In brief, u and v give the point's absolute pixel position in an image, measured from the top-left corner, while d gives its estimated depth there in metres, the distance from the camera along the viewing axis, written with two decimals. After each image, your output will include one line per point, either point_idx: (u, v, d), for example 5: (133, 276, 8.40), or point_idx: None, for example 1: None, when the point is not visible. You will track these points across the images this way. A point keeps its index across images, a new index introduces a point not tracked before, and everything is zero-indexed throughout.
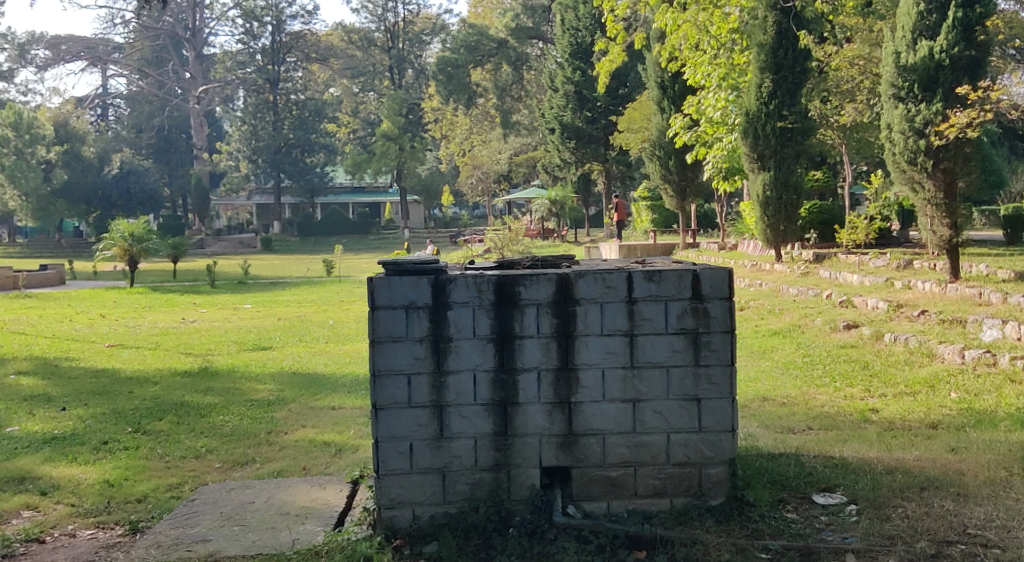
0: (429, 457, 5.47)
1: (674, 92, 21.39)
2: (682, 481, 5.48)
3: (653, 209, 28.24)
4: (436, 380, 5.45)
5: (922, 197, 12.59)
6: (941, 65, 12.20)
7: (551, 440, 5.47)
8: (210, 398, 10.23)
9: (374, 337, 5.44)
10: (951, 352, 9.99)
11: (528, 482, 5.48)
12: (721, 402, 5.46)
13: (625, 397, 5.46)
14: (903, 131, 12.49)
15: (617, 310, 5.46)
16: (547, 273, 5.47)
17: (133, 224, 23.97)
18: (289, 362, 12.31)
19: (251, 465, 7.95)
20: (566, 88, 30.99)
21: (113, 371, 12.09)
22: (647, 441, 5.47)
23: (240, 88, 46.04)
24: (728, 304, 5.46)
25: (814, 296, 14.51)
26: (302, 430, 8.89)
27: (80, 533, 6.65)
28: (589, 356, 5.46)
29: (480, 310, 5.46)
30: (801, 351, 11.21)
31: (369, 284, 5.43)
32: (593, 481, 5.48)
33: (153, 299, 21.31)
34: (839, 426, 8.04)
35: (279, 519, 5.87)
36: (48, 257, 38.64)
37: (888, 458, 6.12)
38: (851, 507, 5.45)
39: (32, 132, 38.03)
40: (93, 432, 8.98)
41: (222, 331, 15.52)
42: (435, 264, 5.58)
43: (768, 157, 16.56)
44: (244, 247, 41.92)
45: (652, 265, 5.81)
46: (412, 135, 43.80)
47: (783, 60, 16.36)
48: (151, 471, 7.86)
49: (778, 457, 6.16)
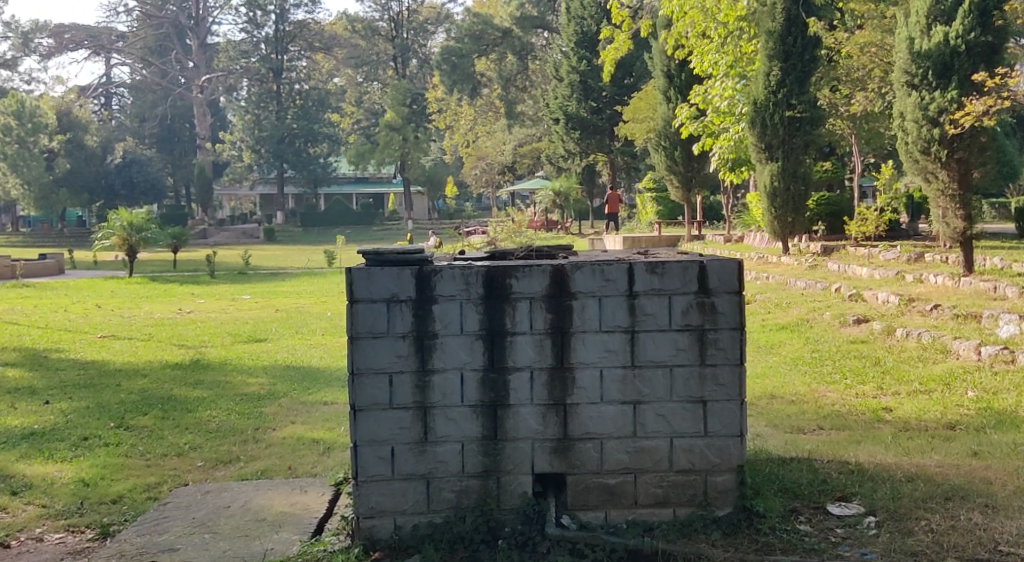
0: (412, 462, 5.08)
1: (680, 81, 20.92)
2: (686, 489, 5.08)
3: (659, 200, 27.74)
4: (420, 380, 5.06)
5: (935, 187, 12.17)
6: (957, 51, 11.78)
7: (545, 445, 5.09)
8: (198, 392, 9.85)
9: (353, 333, 5.05)
10: (967, 349, 9.61)
11: (519, 490, 5.10)
12: (728, 405, 5.07)
13: (625, 398, 5.07)
14: (915, 120, 12.08)
15: (617, 305, 5.07)
16: (540, 264, 5.08)
17: (132, 214, 23.50)
18: (283, 355, 11.93)
19: (234, 464, 7.56)
20: (571, 77, 30.59)
21: (102, 363, 11.67)
22: (649, 446, 5.08)
23: (244, 78, 45.69)
24: (737, 298, 5.08)
25: (823, 289, 14.09)
26: (291, 426, 8.50)
27: (47, 537, 6.28)
28: (586, 355, 5.07)
29: (468, 303, 5.07)
30: (808, 347, 10.76)
31: (348, 274, 5.04)
32: (590, 489, 5.09)
33: (150, 289, 20.90)
34: (852, 426, 7.66)
35: (254, 526, 5.51)
36: (50, 247, 38.25)
37: (907, 464, 5.71)
38: (870, 519, 5.04)
39: (35, 120, 37.51)
40: (74, 427, 8.61)
41: (217, 323, 15.13)
42: (420, 253, 5.20)
43: (776, 146, 16.11)
44: (247, 237, 41.46)
45: (656, 256, 5.44)
46: (417, 125, 43.37)
47: (792, 47, 15.85)
48: (128, 469, 7.47)
49: (790, 462, 5.76)
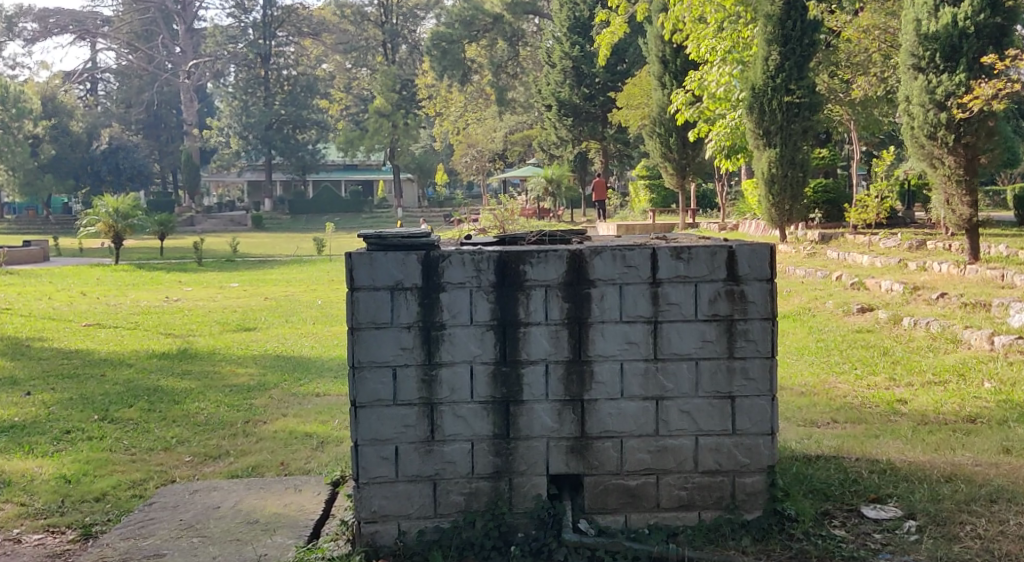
0: (418, 463, 4.76)
1: (675, 67, 20.54)
2: (712, 492, 4.79)
3: (652, 188, 27.40)
4: (427, 374, 4.73)
5: (940, 173, 11.85)
6: (966, 33, 11.43)
7: (561, 444, 4.78)
8: (186, 383, 9.50)
9: (353, 324, 4.71)
10: (979, 339, 9.30)
11: (533, 492, 4.78)
12: (758, 401, 4.78)
13: (647, 394, 4.77)
14: (922, 104, 11.74)
15: (639, 293, 4.76)
16: (557, 250, 4.77)
17: (118, 200, 23.05)
18: (273, 345, 11.55)
19: (224, 459, 7.21)
20: (563, 63, 30.17)
21: (86, 352, 11.29)
22: (672, 445, 4.78)
23: (230, 64, 45.08)
24: (768, 286, 4.79)
25: (824, 277, 13.77)
26: (282, 419, 8.15)
27: (26, 538, 5.93)
28: (605, 347, 4.76)
29: (478, 292, 4.75)
30: (812, 336, 10.40)
31: (349, 260, 4.70)
32: (609, 491, 4.79)
33: (135, 277, 20.50)
34: (867, 420, 7.33)
35: (245, 530, 5.16)
36: (35, 235, 37.75)
37: (941, 462, 5.41)
38: (910, 523, 4.74)
39: (19, 106, 36.50)
40: (56, 420, 8.23)
41: (204, 312, 14.75)
42: (425, 236, 4.86)
43: (774, 133, 15.75)
44: (235, 225, 40.95)
45: (678, 242, 5.13)
46: (406, 111, 42.84)
47: (791, 31, 15.45)
48: (113, 465, 7.12)
49: (816, 460, 5.45)
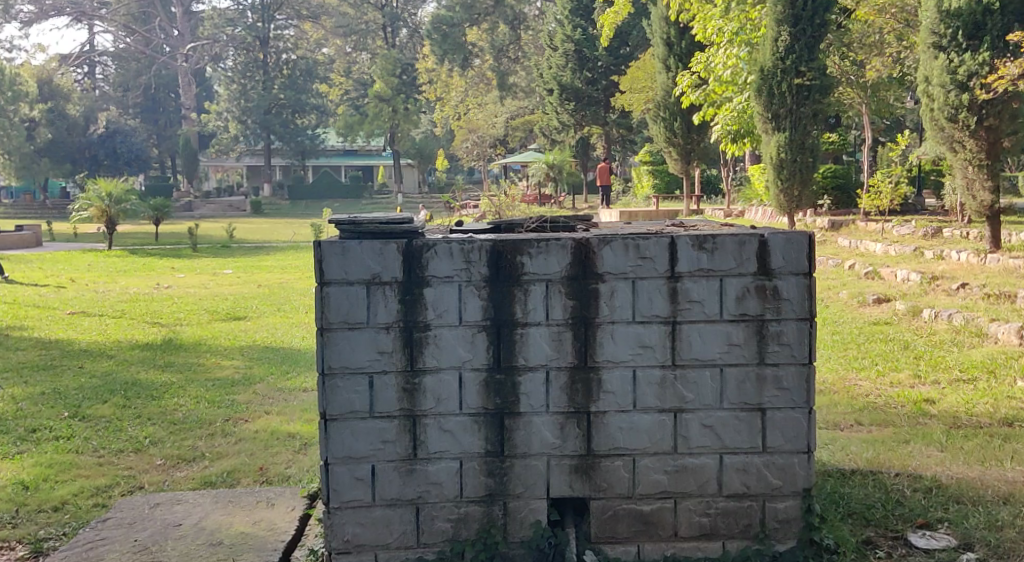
0: (398, 485, 4.22)
1: (681, 49, 19.73)
2: (737, 519, 4.26)
3: (655, 173, 26.80)
4: (409, 383, 4.19)
5: (961, 157, 11.22)
6: (990, 10, 10.70)
7: (564, 463, 4.24)
8: (166, 377, 8.89)
9: (324, 324, 4.16)
10: (1006, 333, 8.69)
11: (531, 519, 4.25)
12: (793, 415, 4.23)
13: (663, 405, 4.22)
14: (942, 84, 11.05)
15: (655, 289, 4.19)
16: (560, 239, 4.20)
17: (111, 183, 22.38)
18: (261, 335, 10.95)
19: (199, 463, 6.62)
20: (565, 46, 29.41)
21: (65, 343, 10.69)
22: (693, 465, 4.24)
23: (230, 47, 43.99)
24: (806, 281, 4.21)
25: (835, 266, 13.12)
26: (265, 417, 7.54)
27: None
28: (615, 351, 4.21)
29: (469, 288, 4.19)
30: (827, 328, 9.79)
31: (318, 249, 4.14)
32: (619, 517, 4.26)
33: (128, 263, 19.86)
34: (894, 422, 6.71)
35: (206, 554, 4.61)
36: (31, 219, 37.08)
37: (994, 480, 4.83)
38: (967, 556, 4.20)
39: (14, 88, 35.51)
40: (23, 418, 7.63)
41: (194, 299, 14.14)
42: (407, 223, 4.29)
43: (783, 116, 15.05)
44: (234, 210, 40.29)
45: (698, 229, 4.56)
46: (406, 96, 41.93)
47: (801, 11, 14.55)
48: (77, 468, 6.51)
49: (852, 476, 4.90)
